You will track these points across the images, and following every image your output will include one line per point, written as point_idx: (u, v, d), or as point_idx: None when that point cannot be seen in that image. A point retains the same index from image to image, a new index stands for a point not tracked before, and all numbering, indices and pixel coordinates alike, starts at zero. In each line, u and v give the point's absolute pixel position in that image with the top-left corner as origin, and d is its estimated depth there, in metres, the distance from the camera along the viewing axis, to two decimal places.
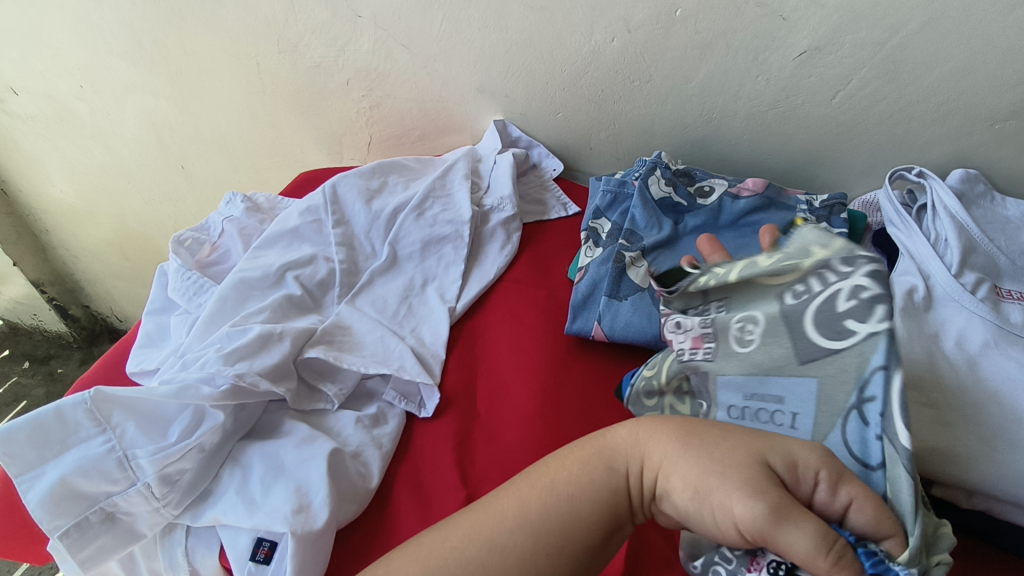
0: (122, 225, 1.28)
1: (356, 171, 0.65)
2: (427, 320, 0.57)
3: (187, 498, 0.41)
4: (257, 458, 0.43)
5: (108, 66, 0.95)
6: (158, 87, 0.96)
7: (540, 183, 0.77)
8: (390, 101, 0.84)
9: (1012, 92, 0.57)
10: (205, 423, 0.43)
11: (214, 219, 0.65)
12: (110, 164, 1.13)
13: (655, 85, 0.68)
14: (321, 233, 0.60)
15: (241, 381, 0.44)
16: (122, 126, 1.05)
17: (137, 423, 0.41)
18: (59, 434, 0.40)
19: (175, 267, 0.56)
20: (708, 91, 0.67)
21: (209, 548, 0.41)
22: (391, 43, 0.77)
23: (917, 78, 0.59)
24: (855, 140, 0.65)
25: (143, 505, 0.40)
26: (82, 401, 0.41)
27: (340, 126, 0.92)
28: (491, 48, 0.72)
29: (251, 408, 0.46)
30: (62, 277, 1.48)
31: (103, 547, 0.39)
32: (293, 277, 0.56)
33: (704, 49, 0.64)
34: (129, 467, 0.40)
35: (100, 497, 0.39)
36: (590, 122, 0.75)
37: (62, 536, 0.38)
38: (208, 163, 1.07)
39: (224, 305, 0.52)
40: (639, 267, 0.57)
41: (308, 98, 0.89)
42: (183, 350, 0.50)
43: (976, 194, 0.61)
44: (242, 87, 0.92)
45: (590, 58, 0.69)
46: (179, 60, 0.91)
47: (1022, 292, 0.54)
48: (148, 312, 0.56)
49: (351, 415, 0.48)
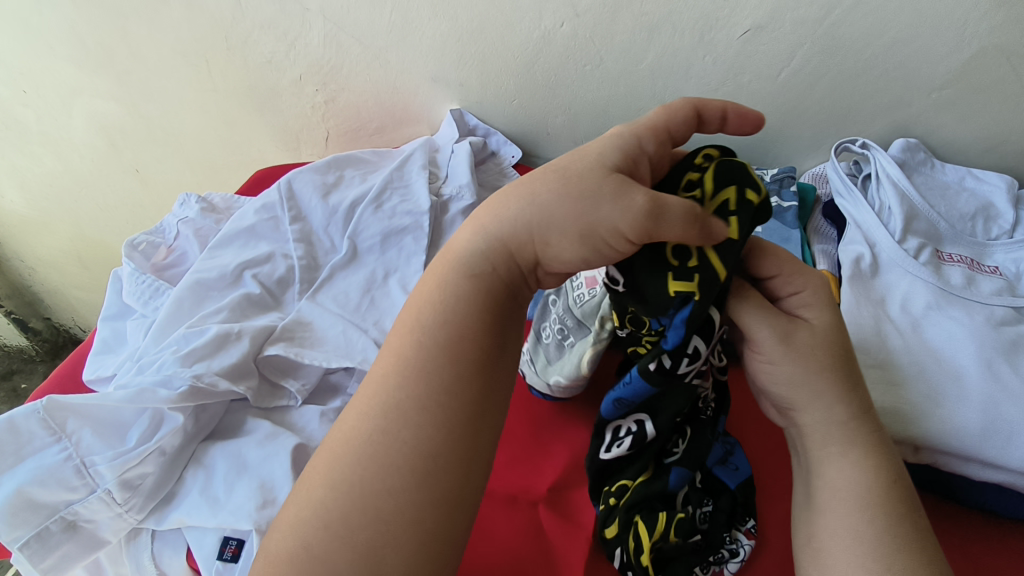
0: (79, 234, 1.24)
1: (311, 166, 0.64)
2: (390, 312, 0.56)
3: (151, 502, 0.41)
4: (220, 457, 0.43)
5: (51, 70, 0.92)
6: (106, 90, 0.94)
7: (500, 170, 0.78)
8: (346, 94, 0.84)
9: (946, 62, 0.59)
10: (164, 426, 0.42)
11: (169, 221, 0.64)
12: (62, 172, 1.10)
13: (607, 68, 0.69)
14: (278, 230, 0.60)
15: (198, 381, 0.43)
16: (71, 131, 1.02)
17: (93, 430, 0.41)
18: (13, 445, 0.39)
19: (129, 272, 0.56)
20: (658, 73, 0.68)
21: (176, 550, 0.41)
22: (341, 36, 0.76)
23: (857, 52, 0.60)
24: (801, 115, 0.67)
25: (105, 511, 0.40)
26: (35, 410, 0.40)
27: (297, 122, 0.91)
28: (442, 37, 0.72)
29: (213, 409, 0.46)
30: (21, 290, 1.44)
31: (67, 554, 0.39)
32: (250, 275, 0.55)
33: (651, 30, 0.64)
34: (87, 474, 0.40)
35: (60, 505, 0.39)
36: (546, 108, 0.75)
37: (23, 546, 0.38)
38: (162, 165, 1.05)
39: (180, 307, 0.52)
40: None
41: (261, 94, 0.88)
42: (140, 355, 0.49)
43: (917, 162, 0.63)
44: (194, 86, 0.90)
45: (541, 44, 0.69)
46: (126, 61, 0.89)
47: (962, 255, 0.57)
48: (104, 319, 0.55)
49: (314, 410, 0.48)
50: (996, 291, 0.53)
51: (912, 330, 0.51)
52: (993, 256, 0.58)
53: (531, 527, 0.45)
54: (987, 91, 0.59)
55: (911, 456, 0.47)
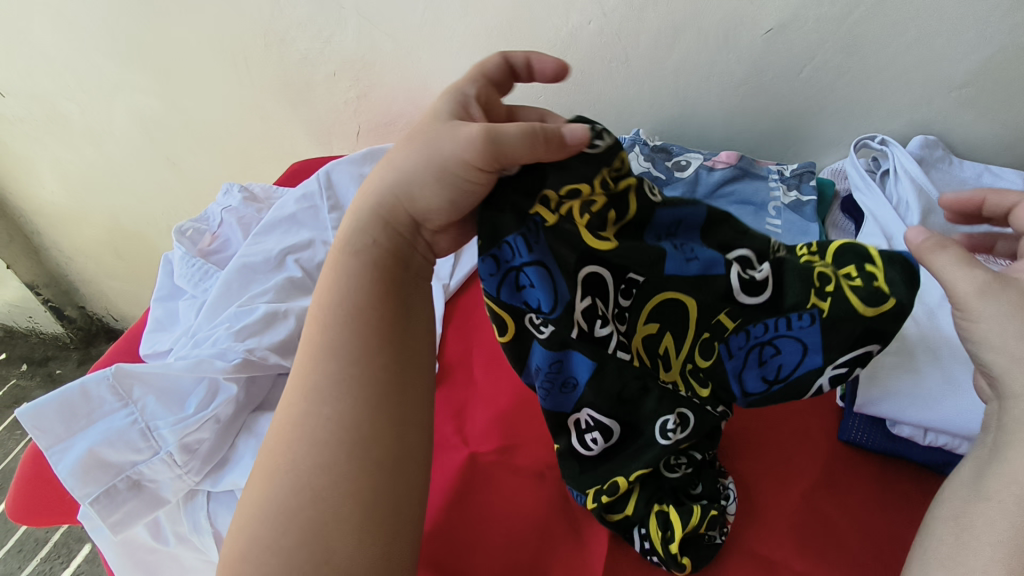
0: (115, 225, 1.29)
1: (348, 158, 0.67)
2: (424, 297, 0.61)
3: (208, 466, 0.44)
4: (269, 426, 0.46)
5: (95, 65, 0.97)
6: (147, 85, 0.98)
7: None
8: (377, 90, 0.87)
9: (965, 61, 0.60)
10: (219, 396, 0.45)
11: (213, 210, 0.67)
12: (101, 163, 1.15)
13: (632, 66, 0.71)
14: (317, 218, 0.63)
15: (251, 354, 0.47)
16: (112, 124, 1.06)
17: (156, 397, 0.44)
18: (85, 409, 0.43)
19: (180, 256, 0.59)
20: (681, 71, 0.70)
21: (229, 510, 0.44)
22: (375, 34, 0.79)
23: (877, 51, 0.62)
24: (822, 112, 0.69)
25: (167, 472, 0.43)
26: (104, 377, 0.44)
27: (329, 116, 0.94)
28: (473, 36, 0.75)
29: (260, 382, 0.49)
30: (57, 279, 1.49)
31: (131, 511, 0.42)
32: (293, 260, 0.58)
33: (676, 29, 0.67)
34: (151, 437, 0.43)
35: (126, 465, 0.42)
36: (571, 104, 0.78)
37: (93, 502, 0.41)
38: (198, 158, 1.09)
39: (229, 288, 0.55)
40: None
41: (296, 90, 0.91)
42: (194, 330, 0.53)
43: (934, 158, 0.64)
44: (231, 81, 0.93)
45: (569, 42, 0.72)
46: (167, 56, 0.92)
47: None
48: (156, 299, 0.59)
49: None
50: None
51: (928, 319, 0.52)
52: None
53: (558, 499, 0.48)
54: (1006, 89, 0.61)
55: (922, 439, 0.49)
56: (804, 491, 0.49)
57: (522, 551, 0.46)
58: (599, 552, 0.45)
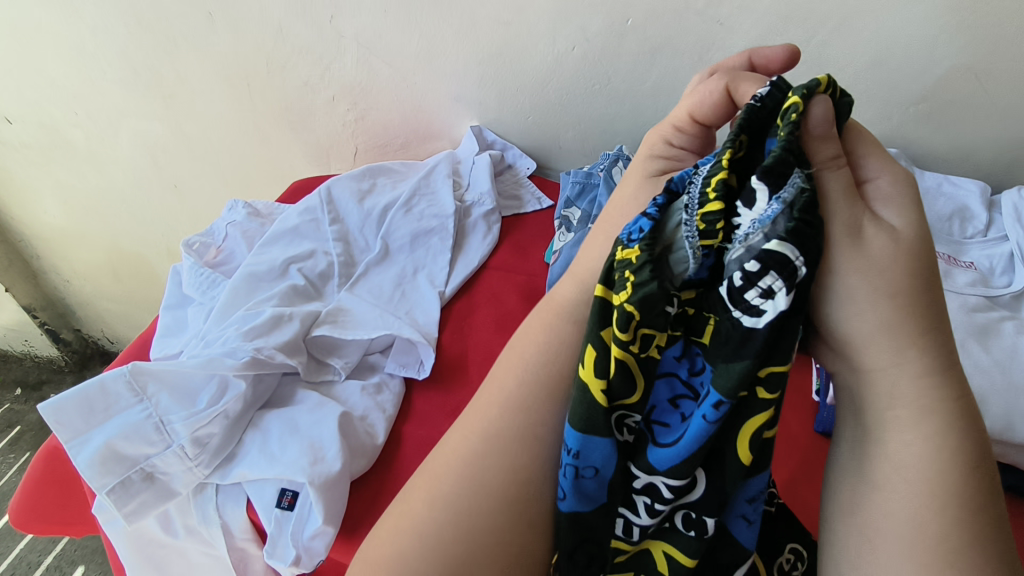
0: (114, 247, 1.32)
1: (348, 174, 0.72)
2: (419, 304, 0.63)
3: (216, 459, 0.47)
4: (275, 422, 0.49)
5: (102, 93, 1.01)
6: (150, 110, 1.02)
7: (516, 181, 0.84)
8: (375, 113, 0.91)
9: (921, 79, 0.65)
10: (229, 392, 0.48)
11: (218, 224, 0.70)
12: (103, 187, 1.18)
13: (613, 87, 0.76)
14: (318, 230, 0.67)
15: (259, 353, 0.49)
16: (115, 149, 1.10)
17: (169, 393, 0.47)
18: (102, 404, 0.46)
19: (188, 266, 0.62)
20: (661, 90, 0.75)
21: (237, 502, 0.47)
22: (372, 60, 0.84)
23: (840, 71, 0.67)
24: None
25: (178, 465, 0.45)
26: (121, 374, 0.46)
27: (327, 139, 0.98)
28: (465, 60, 0.80)
29: (267, 381, 0.51)
30: (54, 302, 1.51)
31: (145, 502, 0.45)
32: (296, 269, 0.62)
33: (654, 52, 0.71)
34: (165, 431, 0.46)
35: (140, 458, 0.45)
36: (558, 123, 0.83)
37: (110, 491, 0.43)
38: (198, 180, 1.12)
39: (236, 295, 0.58)
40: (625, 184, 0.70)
41: (296, 114, 0.95)
42: (204, 333, 0.56)
43: None
44: (233, 105, 0.97)
45: (555, 66, 0.77)
46: (172, 83, 0.97)
47: (942, 252, 0.63)
48: (165, 307, 0.62)
49: (356, 385, 0.54)
50: (970, 283, 0.59)
51: None
52: (971, 253, 0.63)
53: None
54: (959, 104, 0.66)
55: None
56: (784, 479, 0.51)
57: None
58: None
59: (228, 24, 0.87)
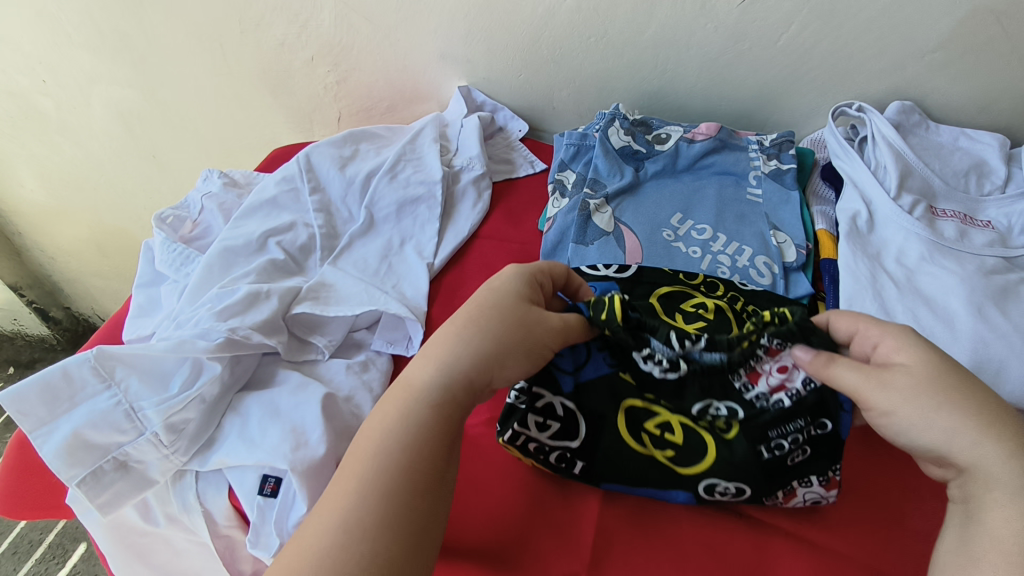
0: (97, 222, 1.28)
1: (328, 141, 0.68)
2: (407, 277, 0.60)
3: (194, 446, 0.44)
4: (255, 405, 0.46)
5: (70, 59, 0.95)
6: (123, 77, 0.97)
7: (507, 144, 0.80)
8: (358, 74, 0.86)
9: (938, 25, 0.61)
10: (204, 375, 0.45)
11: (193, 197, 0.67)
12: (80, 159, 1.13)
13: (609, 40, 0.71)
14: (298, 201, 0.63)
15: (234, 334, 0.47)
16: (89, 119, 1.05)
17: (139, 378, 0.44)
18: (67, 391, 0.43)
19: (160, 242, 0.59)
20: (659, 43, 0.70)
21: (218, 489, 0.44)
22: (352, 16, 0.79)
23: (852, 16, 0.63)
24: (802, 79, 0.69)
25: (153, 453, 0.43)
26: (86, 359, 0.44)
27: (309, 103, 0.93)
28: (451, 14, 0.75)
29: (246, 362, 0.49)
30: (40, 280, 1.48)
31: (119, 492, 0.42)
32: (275, 242, 0.59)
33: (653, 0, 0.67)
34: (136, 418, 0.43)
35: (112, 447, 0.42)
36: (551, 82, 0.78)
37: (80, 483, 0.41)
38: (178, 151, 1.08)
39: (211, 272, 0.55)
40: (623, 138, 0.67)
41: (275, 77, 0.90)
42: (177, 314, 0.53)
43: (911, 123, 0.65)
44: (208, 70, 0.92)
45: (546, 19, 0.72)
46: (142, 47, 0.91)
47: (957, 211, 0.59)
48: (138, 286, 0.59)
49: (341, 363, 0.51)
50: (988, 243, 0.56)
51: (907, 279, 0.54)
52: (986, 211, 0.60)
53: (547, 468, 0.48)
54: (979, 51, 0.61)
55: None
56: None
57: (512, 521, 0.45)
58: (591, 515, 0.45)
59: None
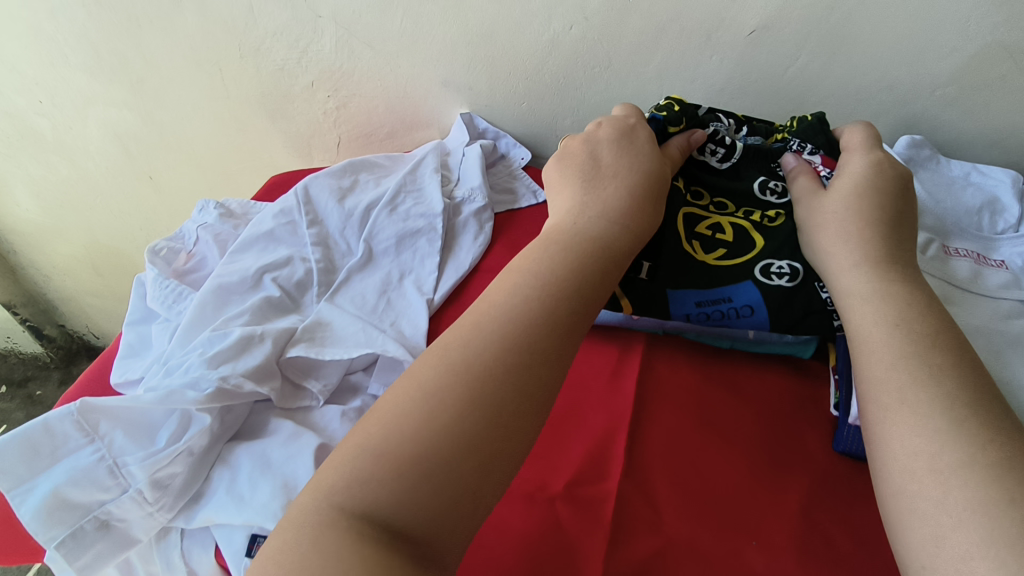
0: (92, 242, 1.26)
1: (327, 171, 0.67)
2: (406, 313, 0.58)
3: (180, 501, 0.42)
4: (244, 458, 0.44)
5: (67, 80, 0.94)
6: (120, 99, 0.95)
7: (509, 173, 0.78)
8: (357, 100, 0.85)
9: (949, 59, 0.60)
10: (192, 427, 0.43)
11: (188, 227, 0.65)
12: (76, 180, 1.12)
13: (614, 70, 0.70)
14: (295, 234, 0.62)
15: (224, 383, 0.45)
16: (86, 140, 1.04)
17: (124, 431, 0.42)
18: (48, 447, 0.41)
19: (152, 277, 0.57)
20: (665, 74, 0.69)
21: (205, 547, 0.42)
22: (353, 42, 0.78)
23: (862, 49, 0.61)
24: (810, 111, 0.68)
25: (136, 511, 0.40)
26: (69, 412, 0.42)
27: (308, 128, 0.92)
28: (452, 42, 0.74)
29: (237, 410, 0.47)
30: (35, 298, 1.46)
31: (100, 554, 0.40)
32: (270, 279, 0.57)
33: (659, 31, 0.65)
34: (120, 474, 0.41)
35: (93, 505, 0.40)
36: (554, 110, 0.77)
37: (59, 545, 0.39)
38: (175, 173, 1.06)
39: (204, 310, 0.53)
40: None
41: (274, 101, 0.89)
42: (167, 357, 0.51)
43: (922, 158, 0.64)
44: (206, 93, 0.91)
45: (550, 48, 0.70)
46: (140, 69, 0.90)
47: (970, 250, 0.57)
48: (129, 323, 0.57)
49: (336, 410, 0.49)
50: (1004, 284, 0.54)
51: None
52: (1000, 250, 0.58)
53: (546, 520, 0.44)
54: (992, 87, 0.60)
55: None
56: (806, 504, 0.45)
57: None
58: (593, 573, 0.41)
59: (196, 5, 0.80)
